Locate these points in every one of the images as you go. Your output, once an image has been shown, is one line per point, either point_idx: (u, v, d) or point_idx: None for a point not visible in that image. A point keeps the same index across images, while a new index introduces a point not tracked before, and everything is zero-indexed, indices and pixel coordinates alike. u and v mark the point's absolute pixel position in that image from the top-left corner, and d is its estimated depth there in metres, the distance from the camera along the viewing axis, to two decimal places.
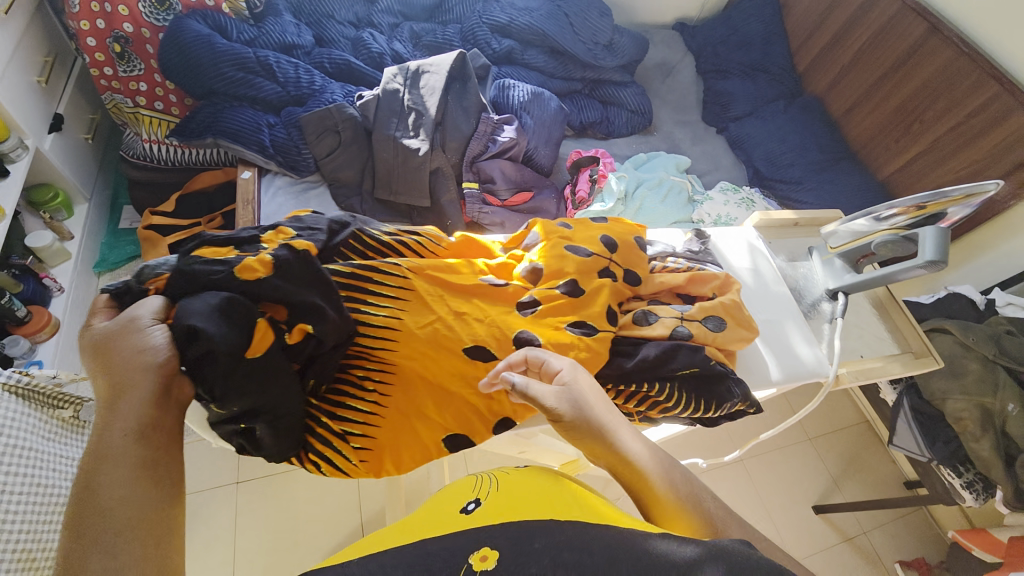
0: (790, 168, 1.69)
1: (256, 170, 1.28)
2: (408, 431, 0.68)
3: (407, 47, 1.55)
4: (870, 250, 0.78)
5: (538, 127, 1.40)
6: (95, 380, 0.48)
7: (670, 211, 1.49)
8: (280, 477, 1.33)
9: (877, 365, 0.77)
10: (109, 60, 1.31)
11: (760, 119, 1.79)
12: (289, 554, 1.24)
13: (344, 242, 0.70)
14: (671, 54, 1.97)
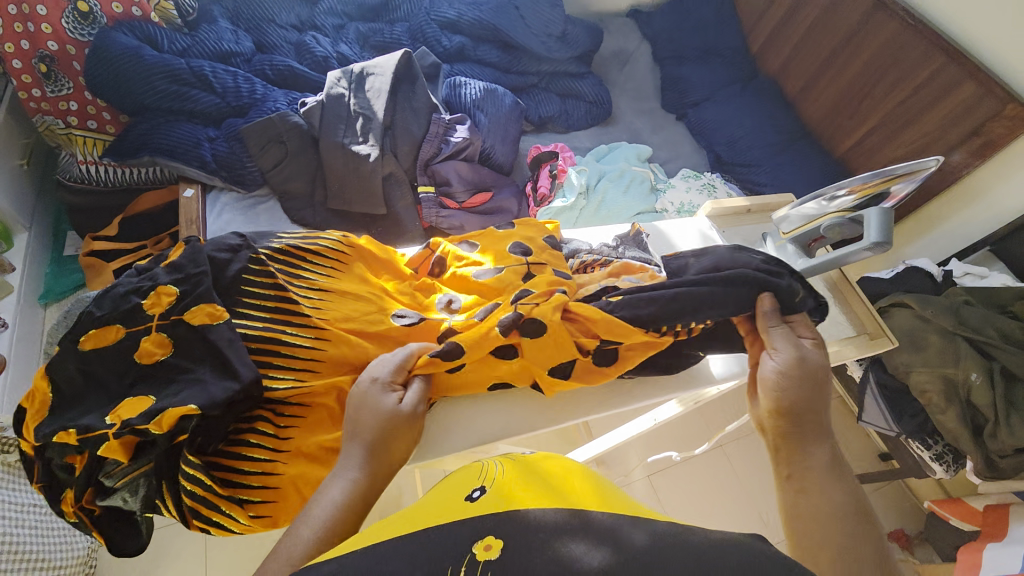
0: (749, 151, 1.69)
1: (199, 188, 1.23)
2: (316, 478, 0.52)
3: (355, 49, 1.49)
4: (821, 235, 0.78)
5: (494, 125, 1.37)
6: (372, 386, 0.54)
7: (632, 201, 1.47)
8: None
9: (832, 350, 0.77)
10: (36, 81, 1.23)
11: (718, 103, 1.79)
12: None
13: (244, 273, 0.56)
14: (627, 43, 1.96)
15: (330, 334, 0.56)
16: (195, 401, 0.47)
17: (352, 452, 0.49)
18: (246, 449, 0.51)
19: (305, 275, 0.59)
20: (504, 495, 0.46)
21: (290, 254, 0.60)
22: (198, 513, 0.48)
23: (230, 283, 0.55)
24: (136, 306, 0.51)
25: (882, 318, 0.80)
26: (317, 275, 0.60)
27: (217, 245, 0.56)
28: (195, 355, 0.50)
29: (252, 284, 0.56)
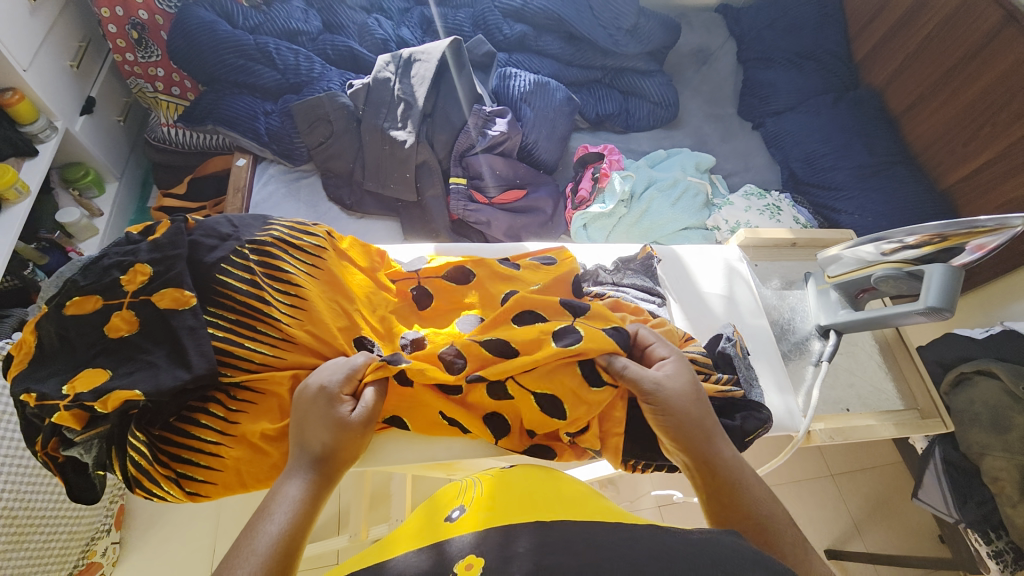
0: (831, 171, 1.49)
1: (250, 159, 1.30)
2: (259, 465, 0.51)
3: (415, 34, 1.50)
4: (873, 286, 0.65)
5: (539, 119, 1.32)
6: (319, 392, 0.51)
7: (680, 215, 1.35)
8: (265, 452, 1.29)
9: (863, 425, 0.65)
10: (129, 47, 1.36)
11: (803, 115, 1.59)
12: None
13: (224, 262, 0.54)
14: (709, 41, 1.79)
15: (297, 336, 0.54)
16: (141, 386, 0.47)
17: (298, 456, 0.47)
18: (195, 428, 0.50)
19: (285, 270, 0.56)
20: (492, 511, 0.45)
21: (276, 245, 0.58)
22: (141, 482, 0.49)
23: (208, 267, 0.54)
24: (110, 279, 0.50)
25: (939, 394, 0.67)
26: (298, 272, 0.57)
27: (207, 232, 0.56)
28: (153, 337, 0.50)
29: (229, 273, 0.54)
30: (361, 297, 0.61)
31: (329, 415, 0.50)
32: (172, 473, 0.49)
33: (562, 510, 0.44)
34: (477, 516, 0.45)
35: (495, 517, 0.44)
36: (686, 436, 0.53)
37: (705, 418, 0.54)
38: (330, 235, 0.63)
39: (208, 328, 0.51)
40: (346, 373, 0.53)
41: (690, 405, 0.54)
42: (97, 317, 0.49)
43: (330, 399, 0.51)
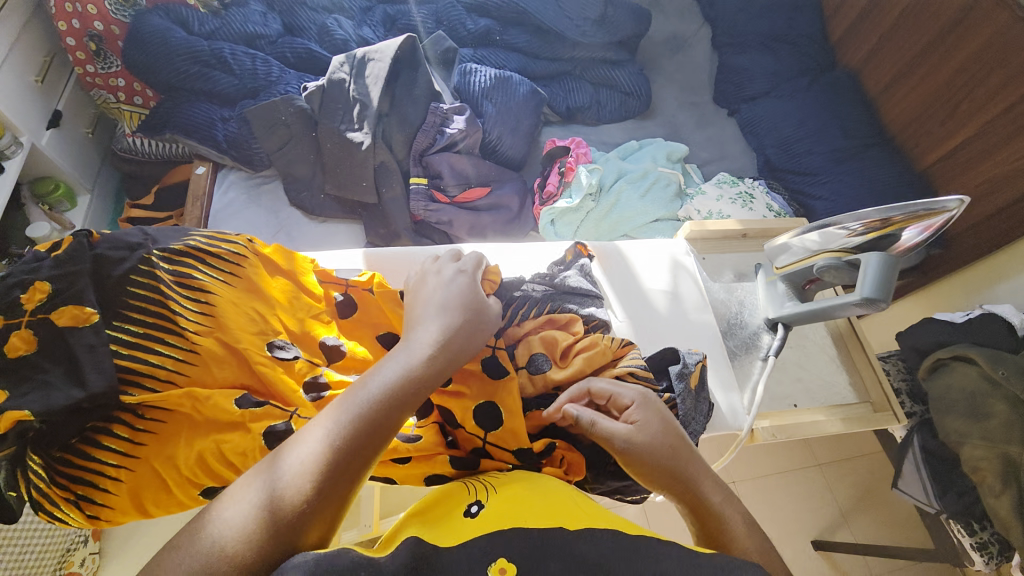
0: (806, 156, 1.46)
1: (210, 166, 1.28)
2: (158, 490, 0.49)
3: (377, 32, 1.47)
4: (816, 277, 0.64)
5: (502, 115, 1.29)
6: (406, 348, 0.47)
7: (650, 207, 1.32)
8: None
9: (812, 421, 0.67)
10: (89, 58, 1.34)
11: (778, 99, 1.55)
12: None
13: (132, 275, 0.53)
14: (682, 27, 1.75)
15: (206, 349, 0.53)
16: (30, 406, 0.45)
17: (416, 336, 0.48)
18: (96, 450, 0.48)
19: (197, 282, 0.55)
20: (508, 515, 0.43)
21: (189, 257, 0.56)
22: (39, 506, 0.48)
23: (115, 282, 0.52)
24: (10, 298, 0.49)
25: (890, 388, 0.70)
26: (213, 283, 0.56)
27: (113, 244, 0.54)
28: (53, 356, 0.48)
29: (137, 286, 0.53)
30: (282, 307, 0.59)
31: (459, 300, 0.53)
32: (70, 495, 0.47)
33: (583, 519, 0.42)
34: (498, 516, 0.43)
35: (516, 519, 0.42)
36: (665, 470, 0.49)
37: (681, 449, 0.50)
38: (251, 242, 0.61)
39: (112, 345, 0.50)
40: (475, 266, 0.58)
41: (662, 443, 0.49)
42: None
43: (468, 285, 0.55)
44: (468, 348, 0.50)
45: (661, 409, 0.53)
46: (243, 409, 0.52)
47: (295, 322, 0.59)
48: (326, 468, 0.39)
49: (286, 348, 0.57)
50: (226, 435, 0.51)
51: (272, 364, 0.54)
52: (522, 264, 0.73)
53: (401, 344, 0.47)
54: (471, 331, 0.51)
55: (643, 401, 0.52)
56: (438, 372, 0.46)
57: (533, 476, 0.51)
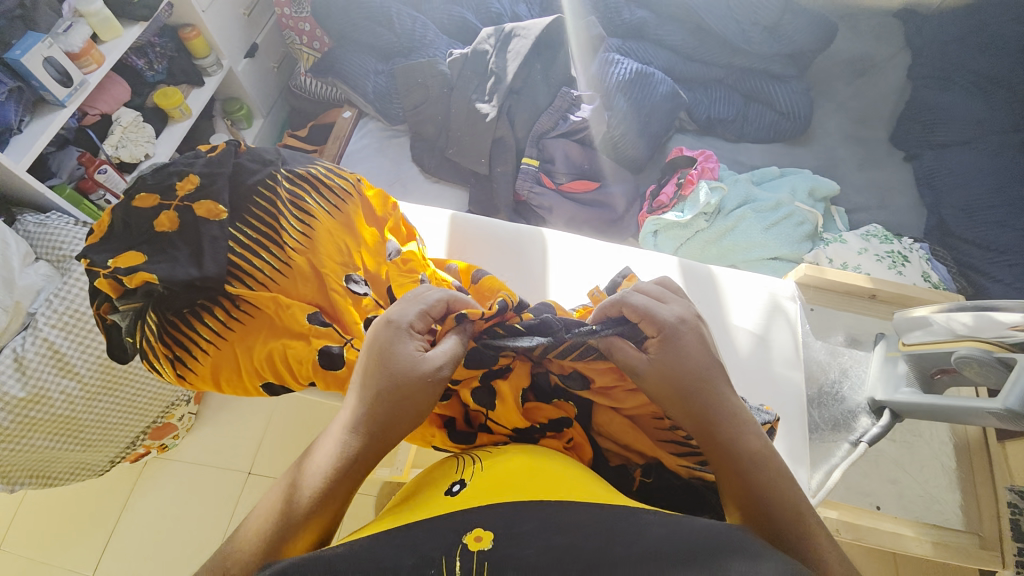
0: (996, 228, 1.19)
1: (355, 112, 1.42)
2: (232, 372, 0.57)
3: (531, 11, 1.48)
4: (954, 367, 0.53)
5: (633, 112, 1.23)
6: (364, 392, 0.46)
7: (771, 243, 1.18)
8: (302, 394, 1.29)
9: (893, 530, 0.65)
10: (287, 1, 1.55)
11: (978, 153, 1.27)
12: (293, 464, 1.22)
13: (259, 186, 0.61)
14: (872, 49, 1.51)
15: (297, 266, 0.59)
16: (157, 272, 0.55)
17: (359, 402, 0.45)
18: (197, 324, 0.57)
19: (305, 205, 0.61)
20: (495, 485, 0.45)
21: (306, 182, 0.63)
22: (149, 354, 0.57)
23: (246, 189, 0.61)
24: (170, 184, 0.60)
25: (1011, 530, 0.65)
26: (316, 210, 0.61)
27: (253, 158, 0.63)
28: (184, 239, 0.57)
29: (260, 197, 0.61)
30: (368, 246, 0.63)
31: (395, 359, 0.46)
32: (169, 354, 0.57)
33: (565, 488, 0.44)
34: (484, 489, 0.45)
35: (502, 490, 0.44)
36: (683, 414, 0.47)
37: (701, 390, 0.47)
38: (358, 180, 0.66)
39: (229, 241, 0.58)
40: (419, 313, 0.50)
41: (674, 384, 0.48)
42: (150, 213, 0.58)
43: (402, 336, 0.48)
44: (409, 415, 0.45)
45: (690, 345, 0.49)
46: (311, 324, 0.57)
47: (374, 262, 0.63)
48: (300, 527, 0.41)
49: (360, 284, 0.60)
50: (293, 343, 0.57)
51: (345, 294, 0.59)
52: (596, 262, 0.68)
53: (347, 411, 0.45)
54: (410, 398, 0.45)
55: (670, 337, 0.49)
56: (387, 438, 0.45)
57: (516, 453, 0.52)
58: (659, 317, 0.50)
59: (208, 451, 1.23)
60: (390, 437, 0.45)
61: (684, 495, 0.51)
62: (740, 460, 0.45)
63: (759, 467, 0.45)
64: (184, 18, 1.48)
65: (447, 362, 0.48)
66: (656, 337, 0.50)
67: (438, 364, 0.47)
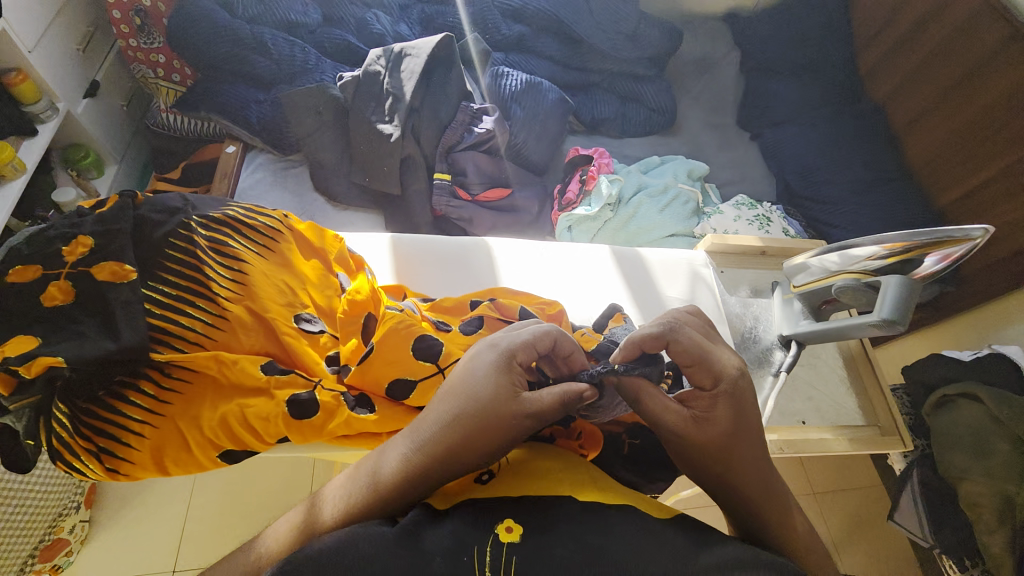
0: (826, 185, 1.47)
1: (240, 146, 1.31)
2: (180, 450, 0.50)
3: (413, 30, 1.50)
4: (835, 297, 0.65)
5: (529, 119, 1.31)
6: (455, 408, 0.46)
7: (667, 223, 1.33)
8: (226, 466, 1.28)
9: (818, 438, 0.72)
10: (132, 32, 1.38)
11: (802, 127, 1.56)
12: (229, 537, 1.21)
13: (170, 238, 0.55)
14: (711, 49, 1.77)
15: (234, 317, 0.54)
16: (64, 353, 0.47)
17: (440, 419, 0.46)
18: (123, 404, 0.49)
19: (231, 252, 0.56)
20: (526, 482, 0.48)
21: (226, 226, 0.58)
22: (62, 454, 0.48)
23: (154, 243, 0.54)
24: (53, 250, 0.51)
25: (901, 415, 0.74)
26: (246, 255, 0.57)
27: (155, 207, 0.56)
28: (88, 309, 0.50)
29: (174, 250, 0.54)
30: (311, 284, 0.60)
31: (493, 387, 0.46)
32: (91, 448, 0.48)
33: (592, 487, 0.48)
34: (510, 483, 0.48)
35: (537, 488, 0.47)
36: (733, 472, 0.46)
37: (749, 452, 0.47)
38: (284, 218, 0.62)
39: (147, 304, 0.51)
40: (524, 343, 0.50)
41: (725, 446, 0.47)
42: (34, 287, 0.49)
43: (504, 367, 0.48)
44: (482, 452, 0.45)
45: (744, 405, 0.49)
46: (269, 375, 0.52)
47: (319, 300, 0.60)
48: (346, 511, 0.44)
49: (312, 321, 0.58)
50: (250, 400, 0.52)
51: (298, 335, 0.56)
52: (542, 261, 0.72)
53: (425, 425, 0.46)
54: (488, 437, 0.45)
55: (729, 396, 0.48)
56: (459, 466, 0.45)
57: (532, 449, 0.55)
58: (715, 367, 0.50)
59: (124, 558, 1.17)
60: (463, 467, 0.45)
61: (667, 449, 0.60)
62: (760, 517, 0.46)
63: (784, 524, 0.46)
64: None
65: (540, 402, 0.46)
66: (707, 389, 0.49)
67: (534, 407, 0.46)
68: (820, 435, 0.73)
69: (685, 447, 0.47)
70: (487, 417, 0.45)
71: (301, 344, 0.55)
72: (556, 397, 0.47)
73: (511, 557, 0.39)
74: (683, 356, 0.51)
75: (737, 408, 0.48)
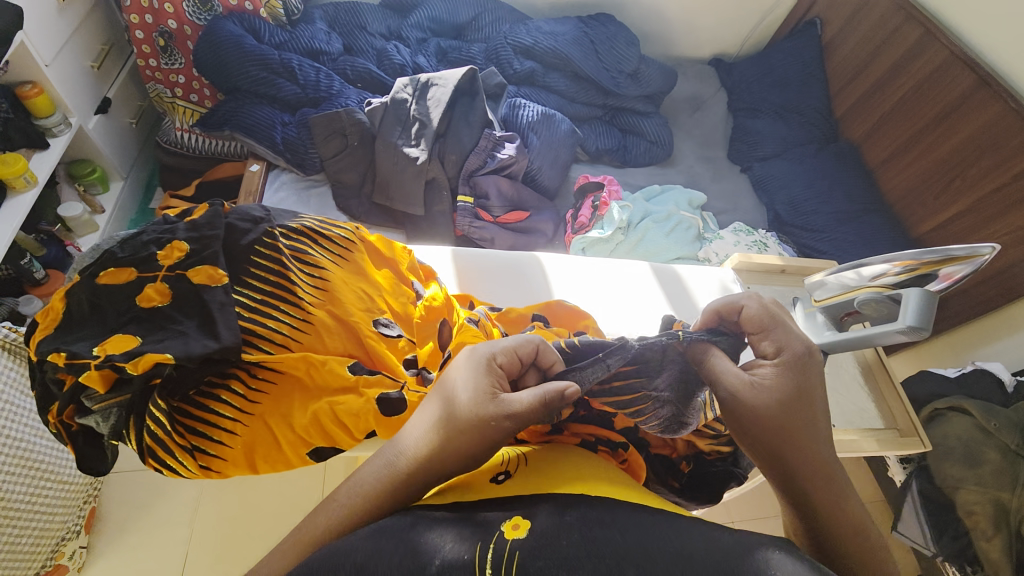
0: (814, 215, 1.59)
1: (264, 165, 1.33)
2: (270, 447, 0.52)
3: (431, 62, 1.57)
4: (856, 309, 0.71)
5: (545, 148, 1.39)
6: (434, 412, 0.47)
7: (673, 246, 1.41)
8: (231, 483, 1.23)
9: (850, 439, 0.79)
10: (154, 53, 1.38)
11: (788, 162, 1.70)
12: (237, 560, 1.15)
13: (257, 245, 0.57)
14: (703, 89, 1.92)
15: (318, 322, 0.56)
16: (172, 351, 0.48)
17: (429, 431, 0.46)
18: (213, 403, 0.51)
19: (313, 259, 0.59)
20: (539, 482, 0.49)
21: (307, 235, 0.61)
22: (156, 453, 0.49)
23: (242, 250, 0.56)
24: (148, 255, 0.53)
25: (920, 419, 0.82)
26: (323, 263, 0.60)
27: (241, 216, 0.58)
28: (186, 310, 0.52)
29: (261, 257, 0.57)
30: (384, 292, 0.63)
31: (472, 393, 0.46)
32: (182, 446, 0.49)
33: (602, 487, 0.49)
34: (533, 484, 0.49)
35: (548, 488, 0.48)
36: (790, 436, 0.48)
37: (808, 420, 0.49)
38: (357, 229, 0.66)
39: (238, 307, 0.53)
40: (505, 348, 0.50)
41: (787, 410, 0.49)
42: (129, 288, 0.51)
43: (482, 370, 0.48)
44: (467, 457, 0.45)
45: (807, 378, 0.51)
46: (356, 375, 0.55)
47: (393, 306, 0.63)
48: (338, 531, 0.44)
49: (389, 326, 0.61)
50: (340, 398, 0.54)
51: (378, 339, 0.59)
52: (591, 276, 0.78)
53: (416, 428, 0.47)
54: (471, 440, 0.44)
55: (790, 364, 0.52)
56: (449, 466, 0.45)
57: (583, 455, 0.57)
58: (783, 338, 0.53)
59: None
60: (453, 469, 0.45)
61: (723, 478, 0.61)
62: (824, 497, 0.48)
63: (840, 504, 0.47)
64: (18, 74, 1.27)
65: (512, 412, 0.45)
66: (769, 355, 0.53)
67: (512, 409, 0.45)
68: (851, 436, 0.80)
69: (743, 412, 0.50)
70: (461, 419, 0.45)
71: (381, 349, 0.58)
72: (532, 405, 0.45)
73: (515, 550, 0.38)
74: (753, 322, 0.56)
75: (798, 384, 0.51)
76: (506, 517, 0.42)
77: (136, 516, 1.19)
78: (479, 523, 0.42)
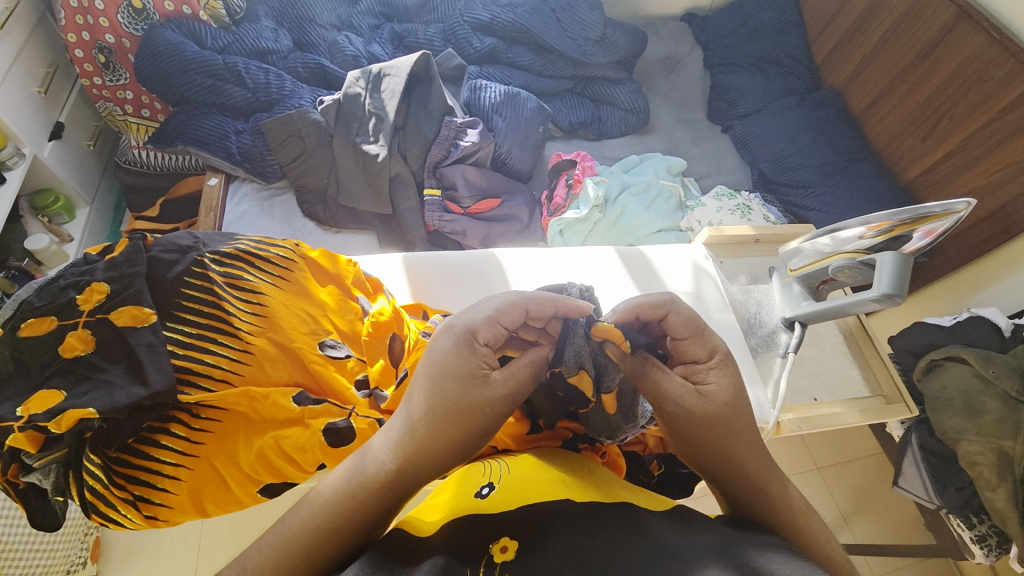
0: (799, 170, 1.52)
1: (223, 177, 1.29)
2: (218, 489, 0.51)
3: (386, 49, 1.50)
4: (832, 277, 0.73)
5: (511, 129, 1.34)
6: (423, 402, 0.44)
7: (654, 219, 1.36)
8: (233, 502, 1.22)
9: (831, 413, 0.78)
10: (97, 70, 1.32)
11: (769, 116, 1.62)
12: None
13: (184, 276, 0.54)
14: (676, 48, 1.83)
15: (260, 352, 0.54)
16: (95, 404, 0.46)
17: (417, 425, 0.44)
18: (154, 450, 0.50)
19: (248, 285, 0.56)
20: (524, 490, 0.47)
21: (239, 256, 0.57)
22: (98, 507, 0.49)
23: (169, 283, 0.53)
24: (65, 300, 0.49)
25: (902, 383, 0.80)
26: (258, 289, 0.56)
27: (166, 246, 0.55)
28: (112, 356, 0.49)
29: (191, 289, 0.53)
30: (327, 310, 0.60)
31: (462, 372, 0.44)
32: (124, 498, 0.49)
33: (587, 491, 0.47)
34: (510, 495, 0.46)
35: (525, 499, 0.45)
36: (727, 442, 0.47)
37: (745, 418, 0.48)
38: (294, 245, 0.62)
39: (168, 344, 0.51)
40: (487, 321, 0.46)
41: (728, 410, 0.47)
42: (51, 338, 0.48)
43: (466, 353, 0.45)
44: (455, 446, 0.44)
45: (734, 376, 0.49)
46: (302, 406, 0.54)
47: (337, 322, 0.60)
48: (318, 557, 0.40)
49: (337, 347, 0.59)
50: (285, 431, 0.53)
51: (325, 361, 0.57)
52: (557, 270, 0.78)
53: (405, 423, 0.44)
54: (462, 425, 0.43)
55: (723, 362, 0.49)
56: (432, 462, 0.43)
57: (550, 453, 0.56)
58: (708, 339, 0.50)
59: None
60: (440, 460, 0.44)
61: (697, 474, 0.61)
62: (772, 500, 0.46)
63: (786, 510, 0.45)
64: None
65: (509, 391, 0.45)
66: (703, 362, 0.50)
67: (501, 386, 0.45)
68: (831, 409, 0.79)
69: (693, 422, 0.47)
70: (455, 406, 0.43)
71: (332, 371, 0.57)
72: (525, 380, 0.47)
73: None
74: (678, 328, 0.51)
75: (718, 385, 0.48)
76: (444, 547, 0.40)
77: (140, 541, 1.19)
78: (416, 552, 0.40)
